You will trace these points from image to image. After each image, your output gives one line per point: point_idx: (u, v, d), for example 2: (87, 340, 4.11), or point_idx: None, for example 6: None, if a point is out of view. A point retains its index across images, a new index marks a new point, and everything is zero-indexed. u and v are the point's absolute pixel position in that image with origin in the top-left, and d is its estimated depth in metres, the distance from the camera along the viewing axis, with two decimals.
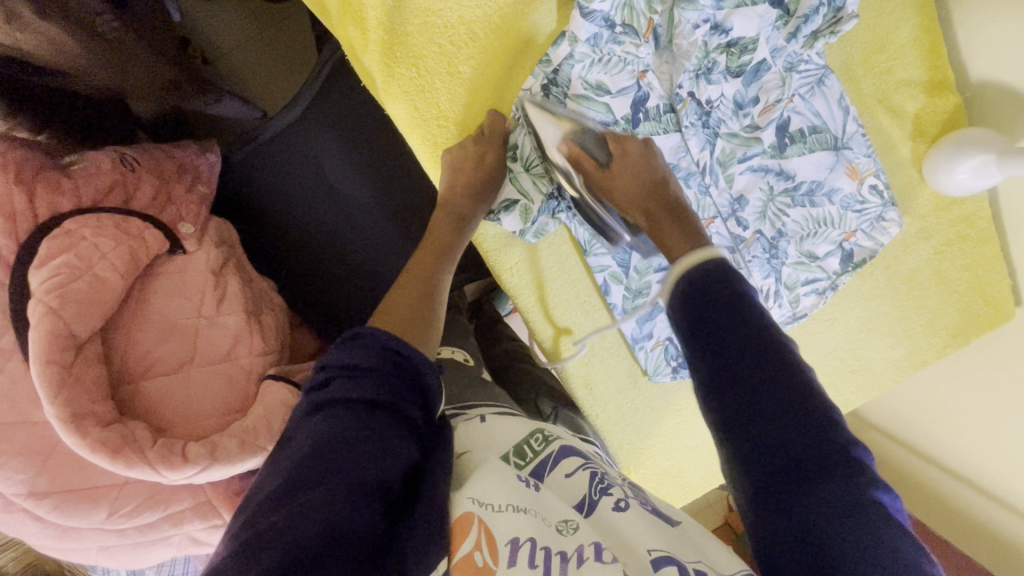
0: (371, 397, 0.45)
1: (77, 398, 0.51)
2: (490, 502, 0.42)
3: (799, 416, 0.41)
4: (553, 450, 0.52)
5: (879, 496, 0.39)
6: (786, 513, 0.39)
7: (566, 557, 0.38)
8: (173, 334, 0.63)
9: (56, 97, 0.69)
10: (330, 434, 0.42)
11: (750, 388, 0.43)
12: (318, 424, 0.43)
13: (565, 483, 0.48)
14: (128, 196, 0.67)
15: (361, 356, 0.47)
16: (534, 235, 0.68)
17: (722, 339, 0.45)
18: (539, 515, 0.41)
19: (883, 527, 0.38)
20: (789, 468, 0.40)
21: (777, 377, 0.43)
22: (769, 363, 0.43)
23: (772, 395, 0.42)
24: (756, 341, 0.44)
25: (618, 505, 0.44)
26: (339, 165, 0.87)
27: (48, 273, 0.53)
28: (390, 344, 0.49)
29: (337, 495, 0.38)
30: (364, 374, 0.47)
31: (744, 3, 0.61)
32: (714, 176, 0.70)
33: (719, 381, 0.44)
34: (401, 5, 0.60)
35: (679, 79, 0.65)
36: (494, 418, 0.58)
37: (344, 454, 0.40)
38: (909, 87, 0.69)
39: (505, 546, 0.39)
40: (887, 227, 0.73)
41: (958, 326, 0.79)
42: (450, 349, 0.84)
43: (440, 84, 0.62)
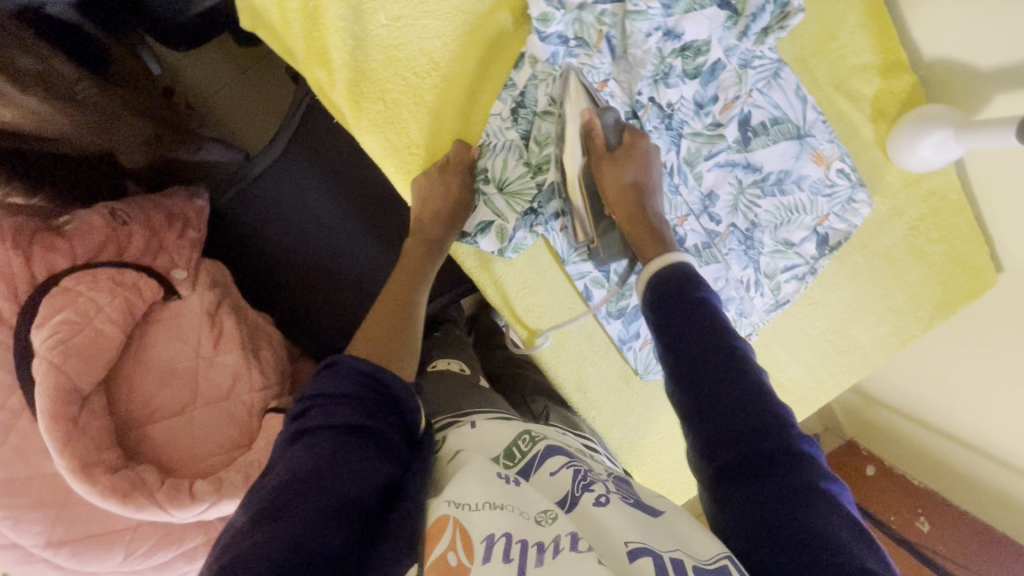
0: (350, 420, 0.47)
1: (86, 449, 0.53)
2: (466, 502, 0.43)
3: (753, 409, 0.45)
4: (540, 450, 0.54)
5: (827, 485, 0.42)
6: (745, 497, 0.42)
7: (542, 547, 0.39)
8: (173, 379, 0.65)
9: (50, 164, 0.70)
10: (310, 458, 0.43)
11: (709, 381, 0.47)
12: (298, 450, 0.45)
13: (550, 482, 0.50)
14: (121, 249, 0.69)
15: (338, 384, 0.50)
16: (513, 251, 0.70)
17: (685, 338, 0.49)
18: (519, 509, 0.42)
19: (829, 512, 0.40)
20: (747, 458, 0.44)
21: (734, 375, 0.46)
22: (725, 360, 0.47)
23: (732, 390, 0.46)
24: (718, 338, 0.48)
25: (598, 500, 0.45)
26: (325, 198, 0.90)
27: (49, 331, 0.56)
28: (369, 371, 0.52)
29: (314, 514, 0.40)
30: (343, 401, 0.49)
31: (693, 8, 0.64)
32: (682, 175, 0.72)
33: (681, 372, 0.48)
34: (363, 44, 0.62)
35: (637, 85, 0.68)
36: (484, 423, 0.60)
37: (323, 476, 0.42)
38: (863, 71, 0.71)
39: (480, 543, 0.40)
40: (858, 208, 0.74)
41: (940, 298, 0.80)
42: (446, 361, 0.86)
43: (408, 114, 0.65)
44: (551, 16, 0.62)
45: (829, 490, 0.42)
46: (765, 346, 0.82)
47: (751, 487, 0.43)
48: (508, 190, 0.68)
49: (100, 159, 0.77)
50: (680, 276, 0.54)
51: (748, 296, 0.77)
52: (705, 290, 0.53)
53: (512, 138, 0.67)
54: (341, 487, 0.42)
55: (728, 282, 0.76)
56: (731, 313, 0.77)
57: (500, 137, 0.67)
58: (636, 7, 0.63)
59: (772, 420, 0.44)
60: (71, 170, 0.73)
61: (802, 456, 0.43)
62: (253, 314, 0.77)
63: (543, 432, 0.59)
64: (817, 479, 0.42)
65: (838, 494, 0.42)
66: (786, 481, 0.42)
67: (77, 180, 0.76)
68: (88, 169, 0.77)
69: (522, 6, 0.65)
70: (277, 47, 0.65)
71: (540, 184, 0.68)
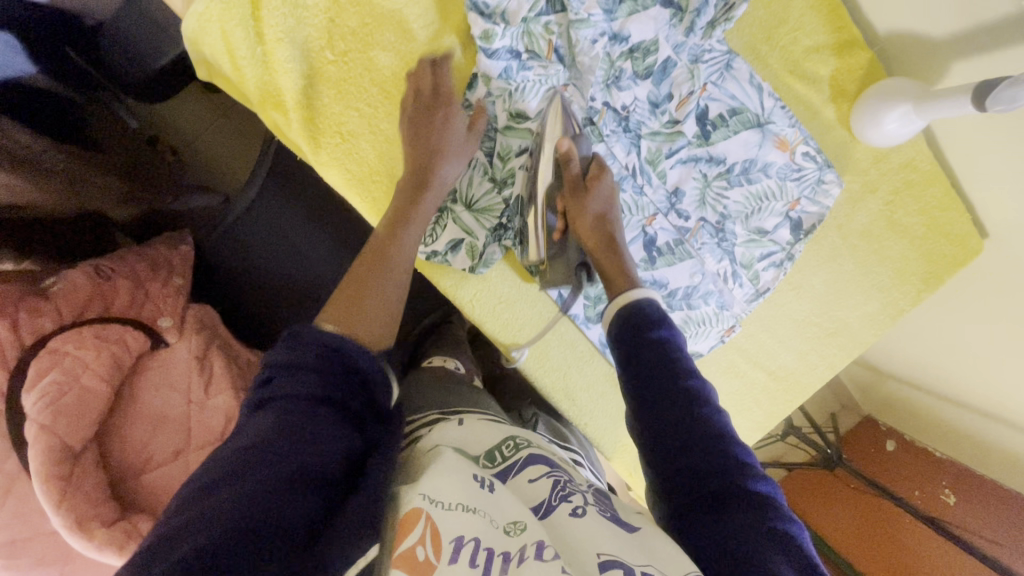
0: (311, 392, 0.44)
1: (80, 505, 0.55)
2: (440, 500, 0.44)
3: (711, 446, 0.47)
4: (521, 457, 0.54)
5: (785, 526, 0.42)
6: (702, 535, 0.44)
7: (508, 556, 0.41)
8: (165, 427, 0.67)
9: (43, 228, 0.72)
10: (272, 431, 0.41)
11: (668, 420, 0.49)
12: (258, 421, 0.42)
13: (528, 488, 0.50)
14: (108, 304, 0.71)
15: (302, 357, 0.47)
16: (484, 266, 0.70)
17: (648, 377, 0.52)
18: (488, 516, 0.43)
19: (780, 553, 0.41)
20: (705, 498, 0.45)
21: (692, 415, 0.49)
22: (684, 401, 0.50)
23: (688, 430, 0.48)
24: (680, 378, 0.51)
25: (574, 512, 0.46)
26: (304, 231, 0.92)
27: (38, 395, 0.57)
28: (331, 338, 0.48)
29: (267, 487, 0.37)
30: (309, 373, 0.46)
31: (636, 10, 0.64)
32: (645, 175, 0.72)
33: (646, 409, 0.51)
34: (313, 82, 0.64)
35: (589, 91, 0.67)
36: (471, 421, 0.61)
37: (281, 451, 0.39)
38: (818, 53, 0.70)
39: (450, 543, 0.41)
40: (828, 189, 0.73)
41: (925, 270, 0.79)
42: (443, 358, 0.88)
43: (366, 143, 0.66)
44: (494, 34, 0.62)
45: (785, 529, 0.42)
46: (751, 335, 0.81)
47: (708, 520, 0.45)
48: (476, 208, 0.69)
49: (85, 216, 0.80)
50: (642, 315, 0.58)
51: (727, 287, 0.77)
52: (667, 328, 0.56)
53: (479, 156, 0.68)
54: (295, 461, 0.39)
55: (705, 276, 0.76)
56: (711, 306, 0.77)
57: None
58: (578, 16, 0.63)
59: (729, 462, 0.46)
60: (56, 229, 0.75)
61: (757, 497, 0.44)
62: (241, 351, 0.80)
63: (530, 438, 0.59)
64: (776, 521, 0.43)
65: (796, 534, 0.43)
66: (743, 517, 0.43)
67: (66, 239, 0.78)
68: (74, 229, 0.79)
69: (467, 28, 0.66)
70: (233, 93, 0.66)
71: (507, 198, 0.69)
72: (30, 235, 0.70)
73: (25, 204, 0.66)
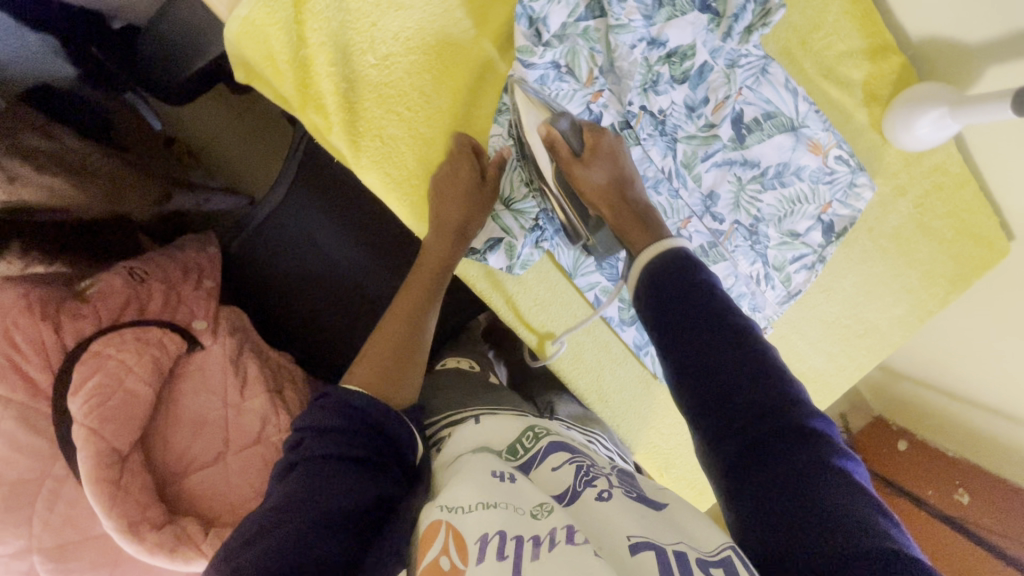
0: (336, 452, 0.51)
1: (129, 508, 0.55)
2: (458, 506, 0.46)
3: (759, 388, 0.43)
4: (543, 445, 0.57)
5: (841, 462, 0.40)
6: (759, 479, 0.41)
7: (539, 541, 0.41)
8: (204, 429, 0.67)
9: (82, 232, 0.72)
10: (299, 486, 0.48)
11: (715, 364, 0.45)
12: (292, 480, 0.50)
13: (552, 476, 0.53)
14: (143, 306, 0.71)
15: (325, 417, 0.54)
16: (522, 267, 0.70)
17: (693, 330, 0.46)
18: (513, 506, 0.45)
19: (845, 491, 0.38)
20: (760, 441, 0.42)
21: (742, 358, 0.44)
22: (733, 344, 0.45)
23: (741, 372, 0.44)
24: (728, 325, 0.46)
25: (600, 496, 0.48)
26: (329, 233, 0.92)
27: (83, 399, 0.57)
28: (353, 399, 0.56)
29: (295, 544, 0.43)
30: (335, 432, 0.53)
31: (675, 15, 0.64)
32: (681, 178, 0.73)
33: (694, 360, 0.46)
34: (354, 85, 0.64)
35: (627, 96, 0.69)
36: (488, 419, 0.64)
37: (309, 502, 0.46)
38: (852, 57, 0.71)
39: (474, 543, 0.42)
40: (860, 192, 0.73)
41: (954, 272, 0.80)
42: (458, 359, 0.88)
43: (406, 147, 0.67)
44: (533, 49, 0.63)
45: (843, 466, 0.40)
46: (782, 338, 0.82)
47: (752, 466, 0.41)
48: (515, 207, 0.69)
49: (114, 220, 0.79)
50: (666, 267, 0.52)
51: (759, 290, 0.78)
52: (702, 274, 0.50)
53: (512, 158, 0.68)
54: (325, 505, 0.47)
55: (737, 279, 0.77)
56: (744, 308, 0.78)
57: (506, 153, 0.69)
58: (618, 21, 0.64)
59: (783, 399, 0.42)
60: (91, 233, 0.75)
61: (814, 435, 0.41)
62: (275, 355, 0.79)
63: (548, 427, 0.63)
64: (831, 456, 0.40)
65: (852, 471, 0.40)
66: (797, 459, 0.40)
67: (104, 241, 0.78)
68: (108, 232, 0.79)
69: (506, 36, 0.66)
70: (271, 96, 0.65)
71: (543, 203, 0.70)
72: (72, 238, 0.70)
73: (68, 207, 0.64)
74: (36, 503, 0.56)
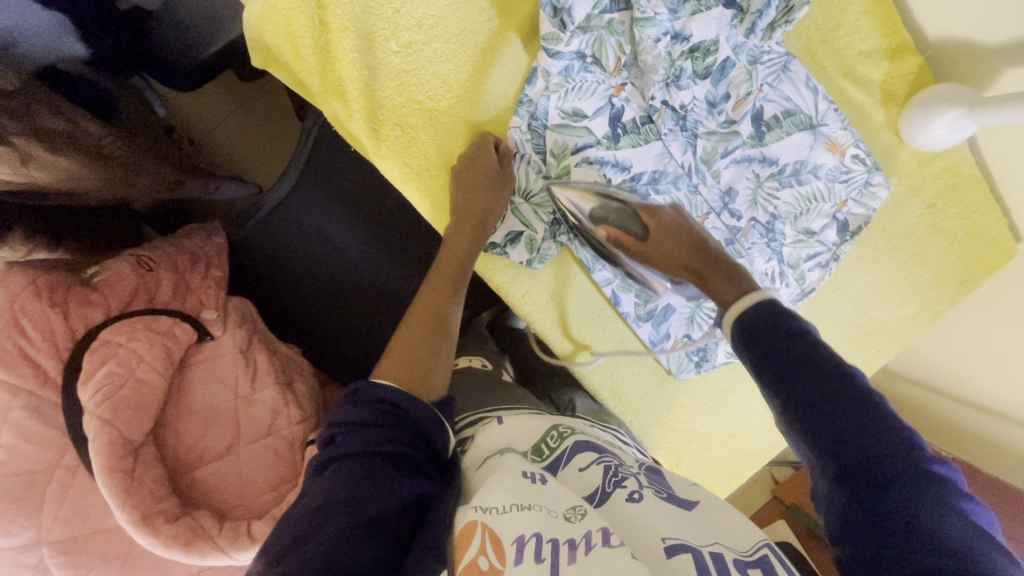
0: (374, 448, 0.50)
1: (144, 500, 0.53)
2: (493, 506, 0.46)
3: (878, 431, 0.43)
4: (568, 446, 0.57)
5: (964, 504, 0.40)
6: (876, 519, 0.40)
7: (574, 544, 0.42)
8: (215, 421, 0.65)
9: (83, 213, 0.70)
10: (337, 486, 0.46)
11: (830, 410, 0.45)
12: (328, 478, 0.48)
13: (579, 477, 0.53)
14: (152, 295, 0.70)
15: (360, 413, 0.53)
16: (540, 262, 0.70)
17: (806, 378, 0.46)
18: (546, 508, 0.46)
19: (972, 533, 0.38)
20: (876, 483, 0.41)
21: (860, 404, 0.44)
22: (847, 389, 0.45)
23: (855, 416, 0.44)
24: (839, 372, 0.46)
25: (631, 497, 0.48)
26: (340, 225, 0.91)
27: (95, 387, 0.56)
28: (384, 394, 0.55)
29: (337, 546, 0.42)
30: (369, 429, 0.52)
31: (699, 10, 0.65)
32: (700, 174, 0.73)
33: (808, 406, 0.45)
34: (375, 72, 0.63)
35: (650, 90, 0.68)
36: (511, 419, 0.62)
37: (350, 503, 0.45)
38: (871, 57, 0.72)
39: (511, 545, 0.43)
40: (876, 191, 0.73)
41: (963, 273, 0.81)
42: (469, 357, 0.87)
43: (426, 137, 0.66)
44: (559, 36, 0.62)
45: (966, 510, 0.40)
46: None
47: (869, 505, 0.41)
48: (533, 201, 0.69)
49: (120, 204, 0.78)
50: (764, 316, 0.52)
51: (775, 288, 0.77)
52: (799, 322, 0.51)
53: (530, 152, 0.68)
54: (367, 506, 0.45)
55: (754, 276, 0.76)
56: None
57: (522, 150, 0.68)
58: (644, 14, 0.63)
59: (900, 440, 0.42)
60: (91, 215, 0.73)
61: (934, 476, 0.41)
62: (283, 348, 0.78)
63: (572, 426, 0.61)
64: (954, 498, 0.40)
65: (975, 514, 0.40)
66: (918, 498, 0.40)
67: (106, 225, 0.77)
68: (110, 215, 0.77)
69: (530, 26, 0.65)
70: (289, 83, 0.65)
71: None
72: (75, 221, 0.68)
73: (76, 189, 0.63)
74: (47, 494, 0.54)
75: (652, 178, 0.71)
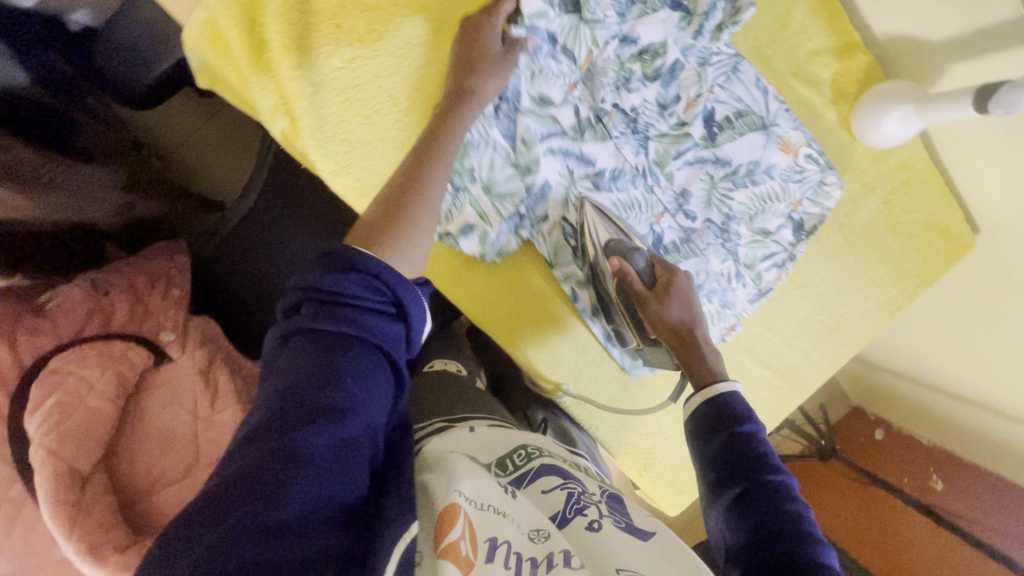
0: (346, 331, 0.43)
1: (91, 531, 0.53)
2: (474, 499, 0.47)
3: (797, 536, 0.43)
4: (534, 466, 0.56)
5: None
6: None
7: (536, 563, 0.43)
8: (173, 445, 0.65)
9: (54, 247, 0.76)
10: (304, 369, 0.41)
11: (755, 507, 0.46)
12: (294, 355, 0.43)
13: (542, 499, 0.52)
14: (107, 319, 0.69)
15: (333, 281, 0.45)
16: (495, 255, 0.69)
17: (741, 476, 0.48)
18: (515, 520, 0.47)
19: None
20: None
21: (784, 509, 0.45)
22: (774, 493, 0.46)
23: (776, 519, 0.44)
24: (771, 476, 0.48)
25: (592, 525, 0.48)
26: (303, 237, 0.90)
27: (41, 418, 0.55)
28: (363, 261, 0.47)
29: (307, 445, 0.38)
30: (338, 302, 0.45)
31: (647, 12, 0.65)
32: (654, 176, 0.73)
33: (738, 501, 0.47)
34: (318, 89, 0.62)
35: (600, 92, 0.68)
36: (481, 430, 0.62)
37: (318, 392, 0.40)
38: (820, 56, 0.72)
39: (485, 542, 0.44)
40: (829, 191, 0.74)
41: (922, 266, 0.81)
42: (444, 361, 0.86)
43: (375, 152, 0.65)
44: (544, 14, 0.61)
45: None
46: (757, 335, 0.82)
47: None
48: (495, 191, 0.67)
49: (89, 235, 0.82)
50: (717, 414, 0.55)
51: (731, 287, 0.77)
52: (751, 424, 0.53)
53: (497, 138, 0.66)
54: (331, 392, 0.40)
55: (709, 276, 0.75)
56: (714, 305, 0.75)
57: (483, 135, 0.65)
58: (594, 15, 0.63)
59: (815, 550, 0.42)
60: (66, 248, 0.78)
61: None
62: (249, 366, 0.78)
63: (541, 446, 0.61)
64: None
65: None
66: None
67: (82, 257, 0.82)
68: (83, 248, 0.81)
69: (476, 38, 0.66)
70: (236, 102, 0.64)
71: (528, 186, 0.68)
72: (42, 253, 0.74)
73: (29, 219, 0.68)
74: None
75: (613, 175, 0.71)
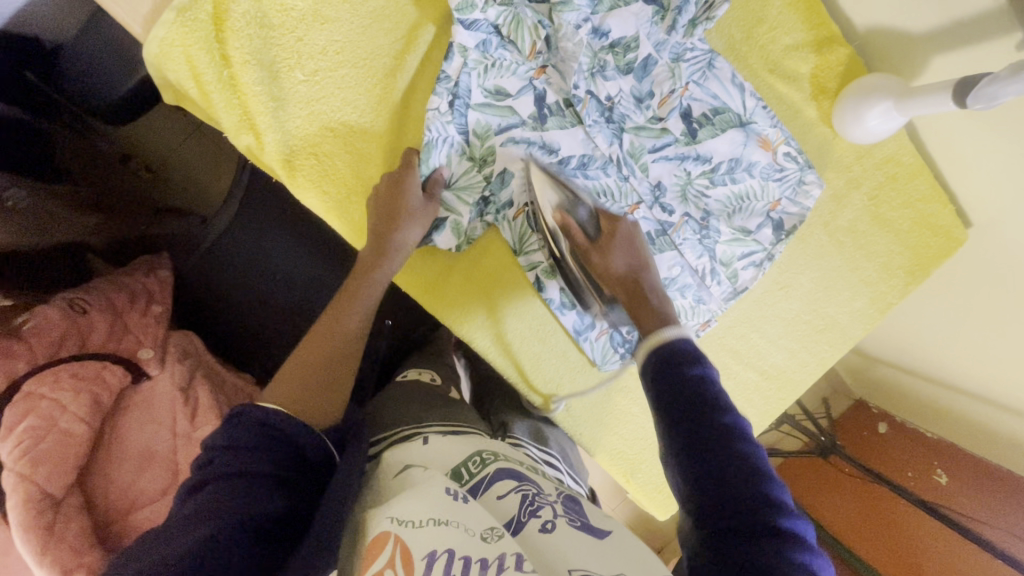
0: (257, 469, 0.48)
1: (65, 555, 0.53)
2: (408, 519, 0.45)
3: (746, 484, 0.41)
4: (489, 472, 0.55)
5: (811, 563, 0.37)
6: None
7: (487, 564, 0.41)
8: (152, 463, 0.66)
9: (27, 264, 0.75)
10: (212, 505, 0.44)
11: (703, 455, 0.42)
12: (201, 498, 0.45)
13: (497, 505, 0.52)
14: (84, 340, 0.70)
15: (241, 432, 0.50)
16: (465, 244, 0.69)
17: (690, 425, 0.44)
18: (463, 526, 0.44)
19: None
20: (737, 537, 0.39)
21: (735, 458, 0.42)
22: (726, 441, 0.42)
23: (725, 470, 0.41)
24: (722, 420, 0.44)
25: (544, 527, 0.47)
26: (284, 248, 0.90)
27: (13, 443, 0.56)
28: (269, 417, 0.51)
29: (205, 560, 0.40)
30: (247, 448, 0.49)
31: (617, 5, 0.63)
32: (629, 167, 0.70)
33: (686, 450, 0.43)
34: (283, 103, 0.62)
35: (573, 78, 0.65)
36: (437, 439, 0.62)
37: (223, 519, 0.43)
38: (797, 51, 0.70)
39: (422, 559, 0.42)
40: (809, 190, 0.72)
41: (912, 263, 0.79)
42: (416, 372, 0.85)
43: (343, 164, 0.65)
44: (473, 5, 0.61)
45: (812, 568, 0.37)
46: (743, 337, 0.81)
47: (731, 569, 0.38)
48: (455, 182, 0.67)
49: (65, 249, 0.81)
50: (670, 357, 0.50)
51: (704, 284, 0.76)
52: (704, 367, 0.48)
53: (452, 133, 0.65)
54: (223, 534, 0.42)
55: (683, 270, 0.74)
56: (687, 301, 0.76)
57: (441, 131, 0.63)
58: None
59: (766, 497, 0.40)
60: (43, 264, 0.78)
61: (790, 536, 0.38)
62: (230, 378, 0.77)
63: (496, 450, 0.60)
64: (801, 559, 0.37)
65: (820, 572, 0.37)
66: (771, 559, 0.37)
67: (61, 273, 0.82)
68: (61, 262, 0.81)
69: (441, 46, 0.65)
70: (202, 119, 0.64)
71: (487, 176, 0.68)
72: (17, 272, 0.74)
73: None
74: None
75: (581, 162, 0.69)
